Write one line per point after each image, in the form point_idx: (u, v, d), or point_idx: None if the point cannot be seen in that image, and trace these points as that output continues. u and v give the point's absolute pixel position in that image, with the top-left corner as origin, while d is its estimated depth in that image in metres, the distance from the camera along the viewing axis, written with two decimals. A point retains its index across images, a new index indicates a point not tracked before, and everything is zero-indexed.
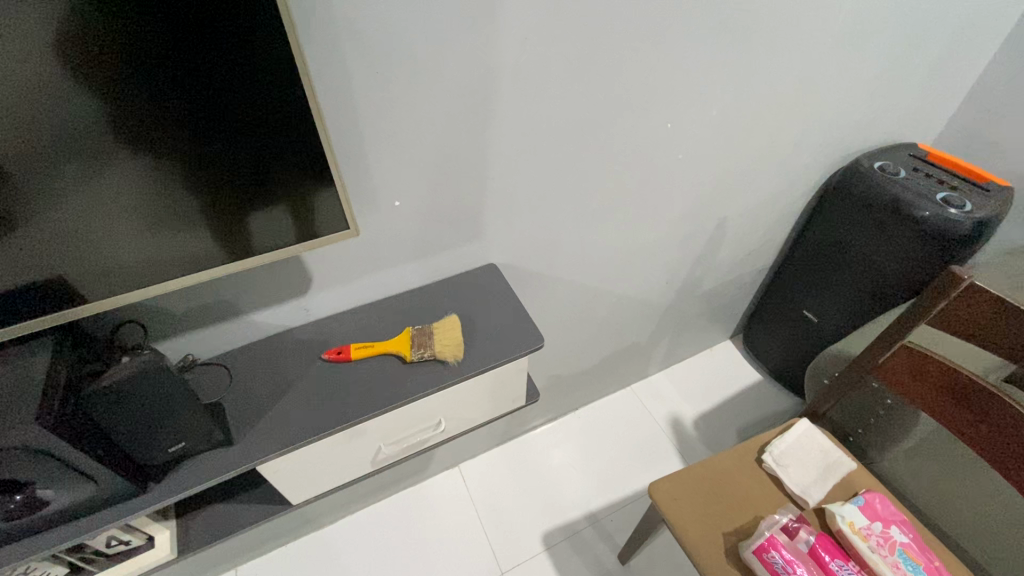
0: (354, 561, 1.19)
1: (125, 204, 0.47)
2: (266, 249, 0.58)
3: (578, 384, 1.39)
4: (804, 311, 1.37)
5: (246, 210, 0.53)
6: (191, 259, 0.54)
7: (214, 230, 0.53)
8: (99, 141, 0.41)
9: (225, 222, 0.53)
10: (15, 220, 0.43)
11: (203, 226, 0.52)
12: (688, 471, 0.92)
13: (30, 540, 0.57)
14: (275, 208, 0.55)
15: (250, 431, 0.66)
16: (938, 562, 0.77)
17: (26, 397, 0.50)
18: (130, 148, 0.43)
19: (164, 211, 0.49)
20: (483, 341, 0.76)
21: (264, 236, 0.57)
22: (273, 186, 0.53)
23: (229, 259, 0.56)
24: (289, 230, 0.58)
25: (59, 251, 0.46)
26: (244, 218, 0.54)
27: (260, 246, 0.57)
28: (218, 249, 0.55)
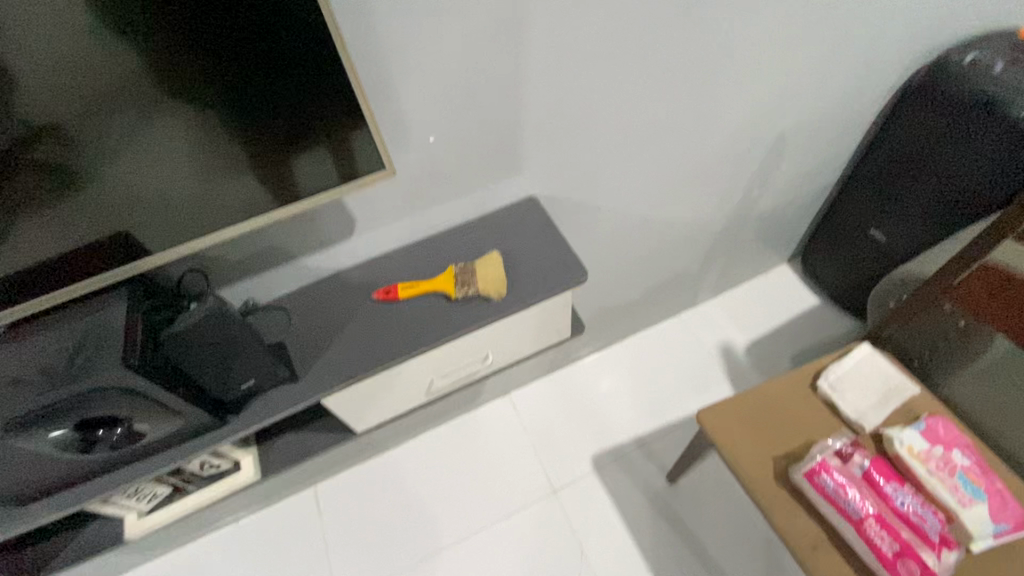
0: (419, 478, 1.30)
1: (176, 153, 0.48)
2: (311, 193, 0.58)
3: (625, 313, 1.37)
4: (871, 230, 1.27)
5: (287, 153, 0.53)
6: (244, 205, 0.55)
7: (258, 175, 0.53)
8: (140, 92, 0.42)
9: (270, 166, 0.53)
10: (78, 176, 0.45)
11: (246, 171, 0.52)
12: (737, 397, 0.90)
13: (133, 466, 0.65)
14: (316, 147, 0.54)
15: (311, 368, 0.70)
16: (1001, 484, 0.76)
17: (110, 344, 0.55)
18: (170, 98, 0.44)
19: (212, 159, 0.50)
20: (526, 276, 0.76)
21: (308, 180, 0.57)
22: (310, 127, 0.52)
23: (276, 204, 0.57)
24: (332, 172, 0.57)
25: (124, 202, 0.49)
26: (287, 161, 0.54)
27: (306, 191, 0.57)
28: (266, 194, 0.55)
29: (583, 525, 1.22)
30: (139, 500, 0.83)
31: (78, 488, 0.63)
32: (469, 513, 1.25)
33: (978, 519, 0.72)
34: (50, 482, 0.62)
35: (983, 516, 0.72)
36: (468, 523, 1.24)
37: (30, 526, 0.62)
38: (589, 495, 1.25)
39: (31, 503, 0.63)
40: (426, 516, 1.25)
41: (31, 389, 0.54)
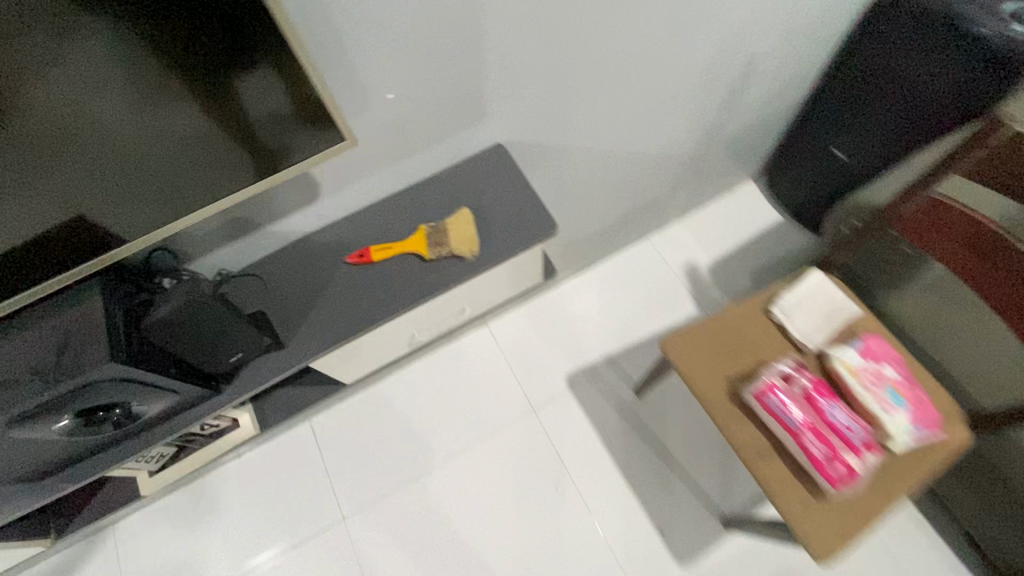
0: (407, 405, 1.39)
1: (109, 83, 0.46)
2: (258, 114, 0.56)
3: (596, 241, 1.40)
4: (831, 148, 1.27)
5: (228, 75, 0.51)
6: (191, 130, 0.54)
7: (200, 104, 0.52)
8: (56, 18, 0.39)
9: (212, 90, 0.51)
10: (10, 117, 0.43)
11: (188, 102, 0.51)
12: (699, 325, 0.97)
13: (138, 437, 0.69)
14: (257, 71, 0.52)
15: (295, 334, 0.73)
16: (922, 392, 0.87)
17: (93, 341, 0.56)
18: (90, 22, 0.41)
19: (148, 85, 0.48)
20: (497, 231, 0.77)
21: (257, 104, 0.55)
22: (247, 47, 0.49)
23: (224, 128, 0.55)
24: (278, 89, 0.55)
25: (64, 139, 0.47)
26: (229, 84, 0.52)
27: (254, 113, 0.56)
28: (211, 117, 0.54)
29: (560, 436, 1.35)
30: (148, 463, 0.87)
31: (90, 461, 0.68)
32: (456, 434, 1.36)
33: (899, 424, 0.83)
34: (63, 458, 0.66)
35: (905, 422, 0.83)
36: (456, 443, 1.35)
37: (51, 498, 0.67)
38: (565, 411, 1.37)
39: (46, 478, 0.67)
40: (417, 440, 1.36)
41: (24, 389, 0.56)
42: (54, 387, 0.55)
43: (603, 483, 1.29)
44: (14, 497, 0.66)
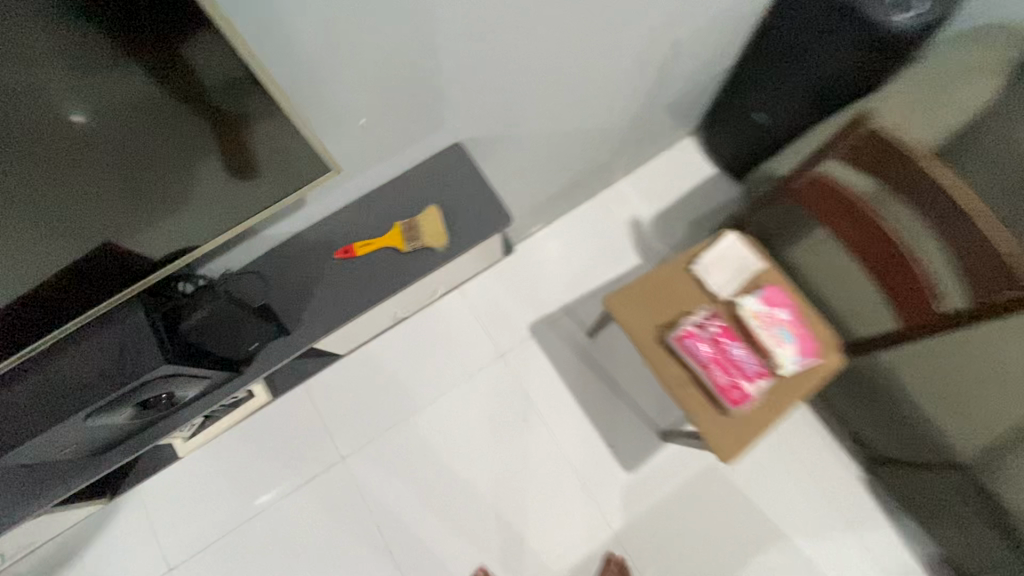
0: (390, 360, 1.57)
1: (46, 59, 0.45)
2: (211, 80, 0.56)
3: (549, 204, 1.54)
4: (752, 113, 1.43)
5: (172, 42, 0.50)
6: (139, 99, 0.53)
7: (148, 72, 0.51)
8: None
9: (157, 59, 0.51)
10: None
11: (136, 72, 0.50)
12: (634, 284, 1.16)
13: (181, 412, 0.86)
14: (203, 35, 0.51)
15: (299, 321, 0.87)
16: (807, 329, 1.10)
17: (146, 347, 0.72)
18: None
19: (88, 58, 0.47)
20: (461, 222, 0.91)
21: (208, 69, 0.54)
22: (189, 15, 0.49)
23: (174, 97, 0.55)
24: (228, 54, 0.54)
25: (11, 123, 0.47)
26: (174, 52, 0.51)
27: (206, 79, 0.55)
28: (160, 87, 0.53)
29: (525, 377, 1.56)
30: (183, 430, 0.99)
31: (146, 433, 0.85)
32: (435, 381, 1.56)
33: (786, 356, 1.06)
34: (125, 433, 0.83)
35: (790, 353, 1.06)
36: (435, 389, 1.55)
37: (123, 460, 0.86)
38: (529, 356, 1.58)
39: (114, 447, 0.85)
40: (401, 390, 1.55)
41: (97, 388, 0.72)
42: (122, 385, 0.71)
43: (563, 413, 1.53)
44: (90, 466, 0.85)
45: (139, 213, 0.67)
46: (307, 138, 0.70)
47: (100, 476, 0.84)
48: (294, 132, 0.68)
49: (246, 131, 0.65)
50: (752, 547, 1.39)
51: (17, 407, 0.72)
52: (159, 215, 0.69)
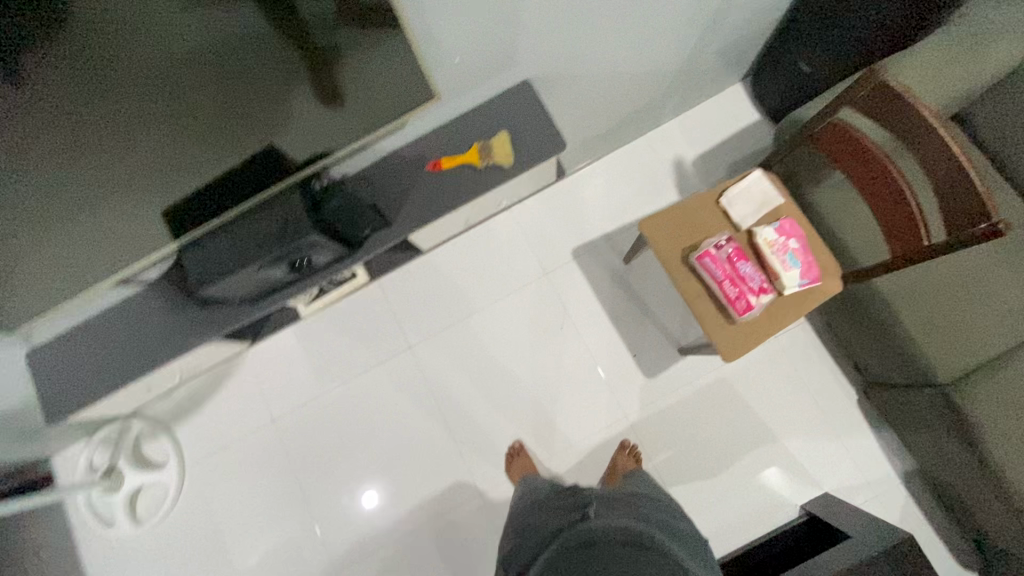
0: (451, 271, 1.85)
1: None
2: (309, 16, 0.74)
3: (599, 141, 1.72)
4: (800, 63, 1.54)
5: None
6: (253, 30, 0.72)
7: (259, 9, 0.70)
8: None
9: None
10: (128, 20, 0.63)
11: (251, 11, 0.69)
12: (667, 212, 1.36)
13: (311, 279, 1.15)
14: None
15: (398, 216, 1.14)
16: (813, 257, 1.27)
17: (300, 220, 1.00)
18: None
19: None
20: (526, 146, 1.13)
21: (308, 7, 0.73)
22: None
23: (278, 29, 0.73)
24: None
25: (165, 41, 0.68)
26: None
27: (306, 16, 0.74)
28: (267, 20, 0.72)
29: (566, 294, 1.81)
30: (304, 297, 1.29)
31: (286, 292, 1.15)
32: (489, 290, 1.83)
33: (792, 278, 1.25)
34: (271, 289, 1.13)
35: (795, 275, 1.25)
36: (488, 297, 1.83)
37: (265, 311, 1.16)
38: (570, 275, 1.82)
39: (261, 301, 1.15)
40: (459, 296, 1.84)
41: (266, 248, 0.99)
42: (283, 246, 0.99)
43: (596, 325, 1.79)
44: (240, 314, 1.15)
45: (255, 125, 0.87)
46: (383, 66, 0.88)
47: (252, 319, 1.15)
48: (376, 62, 0.87)
49: (338, 62, 0.84)
50: (746, 443, 1.66)
51: (210, 258, 1.03)
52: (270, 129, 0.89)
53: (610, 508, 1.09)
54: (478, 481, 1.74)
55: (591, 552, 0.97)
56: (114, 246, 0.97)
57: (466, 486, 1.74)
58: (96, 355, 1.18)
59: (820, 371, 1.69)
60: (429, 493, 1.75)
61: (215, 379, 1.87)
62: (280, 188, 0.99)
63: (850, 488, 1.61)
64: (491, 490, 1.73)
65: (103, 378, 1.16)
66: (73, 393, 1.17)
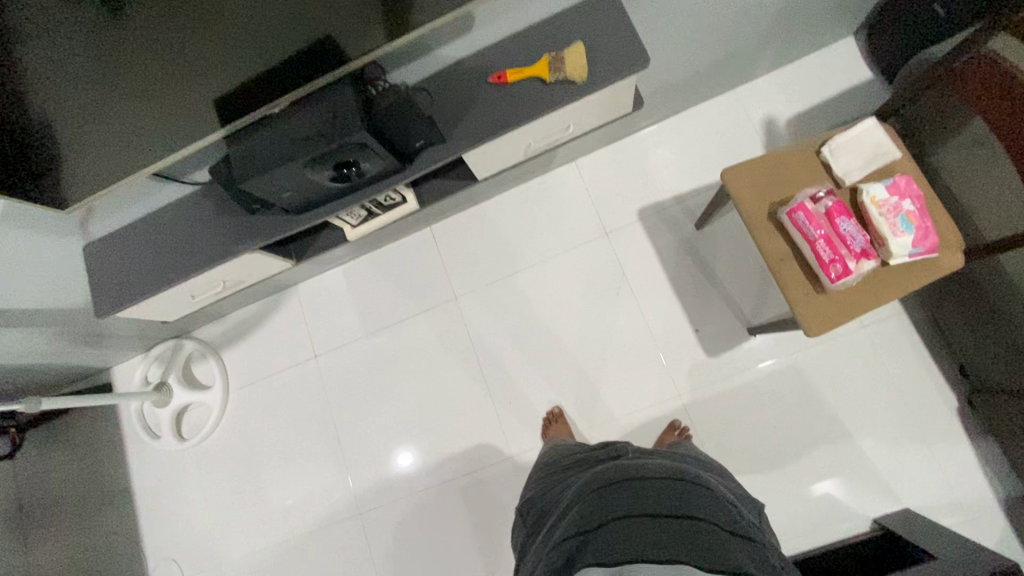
0: (505, 222, 1.76)
1: None
2: None
3: (681, 89, 1.56)
4: (935, 3, 1.31)
5: None
6: None
7: None
8: None
9: None
10: None
11: None
12: (756, 160, 1.19)
13: (360, 191, 1.10)
14: None
15: (455, 131, 1.05)
16: (931, 223, 1.07)
17: (350, 119, 0.94)
18: None
19: None
20: (601, 62, 1.01)
21: None
22: None
23: None
24: None
25: None
26: None
27: None
28: None
29: (625, 256, 1.67)
30: (352, 219, 1.25)
31: (334, 203, 1.11)
32: (542, 245, 1.72)
33: (902, 245, 1.05)
34: (319, 198, 1.09)
35: (907, 242, 1.05)
36: (542, 253, 1.72)
37: (312, 221, 1.12)
38: (633, 236, 1.68)
39: (309, 211, 1.12)
40: (511, 249, 1.74)
41: (313, 146, 0.95)
42: (330, 144, 0.94)
43: (655, 293, 1.64)
44: (288, 224, 1.13)
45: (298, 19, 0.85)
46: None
47: (298, 229, 1.12)
48: None
49: None
50: (814, 440, 1.47)
51: (258, 153, 0.99)
52: (314, 26, 0.86)
53: (649, 453, 1.00)
54: (511, 442, 1.65)
55: (635, 483, 0.87)
56: (164, 128, 0.96)
57: (498, 447, 1.65)
58: (152, 255, 1.19)
59: (914, 369, 1.47)
60: (459, 449, 1.68)
61: (263, 310, 1.88)
62: (327, 82, 0.93)
63: (937, 506, 1.39)
64: (523, 454, 1.64)
65: (155, 278, 1.17)
66: (126, 290, 1.18)
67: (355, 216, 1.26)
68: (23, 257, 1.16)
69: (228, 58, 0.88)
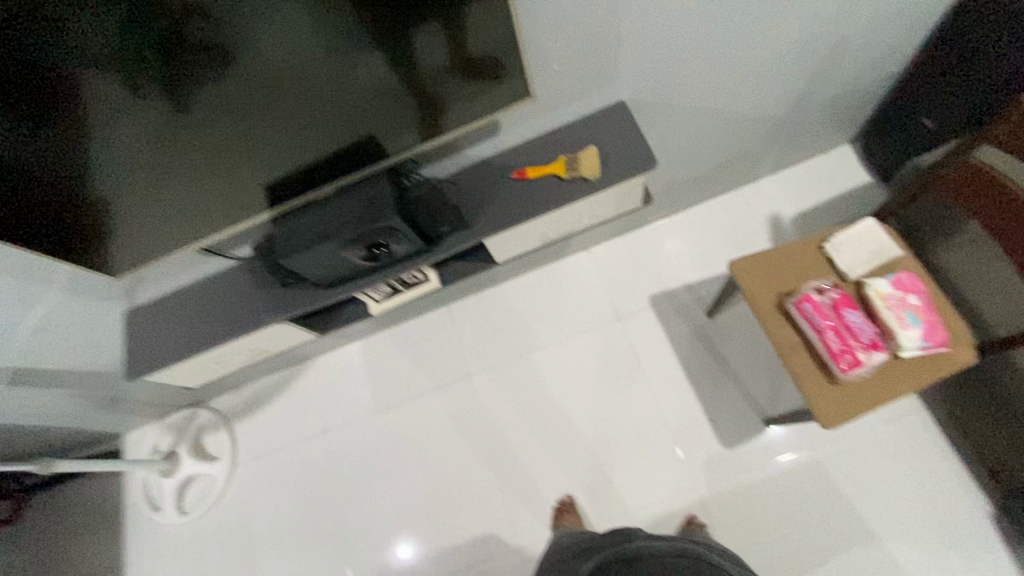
0: (520, 304, 1.82)
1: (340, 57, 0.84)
2: (426, 63, 0.89)
3: (689, 187, 1.67)
4: (923, 118, 1.43)
5: (406, 41, 0.84)
6: (378, 82, 0.90)
7: (387, 66, 0.88)
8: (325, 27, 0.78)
9: (396, 55, 0.86)
10: (293, 72, 0.84)
11: (382, 68, 0.88)
12: (761, 254, 1.25)
13: (386, 270, 1.18)
14: (425, 37, 0.84)
15: (478, 219, 1.15)
16: (937, 318, 1.10)
17: (386, 206, 1.05)
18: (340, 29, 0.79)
19: (359, 59, 0.85)
20: (613, 163, 1.12)
21: (427, 60, 0.89)
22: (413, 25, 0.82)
23: (397, 78, 0.91)
24: (440, 47, 0.87)
25: (314, 86, 0.88)
26: (409, 47, 0.85)
27: (424, 65, 0.89)
28: (392, 77, 0.90)
29: (638, 341, 1.70)
30: (377, 295, 1.32)
31: (361, 280, 1.19)
32: (557, 328, 1.76)
33: (910, 338, 1.07)
34: (349, 275, 1.17)
35: (914, 335, 1.07)
36: (556, 335, 1.76)
37: (339, 296, 1.20)
38: (645, 322, 1.71)
39: (338, 287, 1.20)
40: (526, 331, 1.78)
41: (349, 227, 1.05)
42: (366, 227, 1.03)
43: (668, 380, 1.64)
44: (316, 297, 1.20)
45: (342, 114, 0.95)
46: (470, 78, 0.95)
47: (325, 303, 1.19)
48: (477, 102, 1.00)
49: (444, 104, 0.99)
50: (840, 544, 1.39)
51: (299, 232, 1.09)
52: (360, 128, 0.99)
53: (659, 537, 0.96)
54: (519, 533, 1.58)
55: None
56: (219, 208, 1.07)
57: (506, 538, 1.59)
58: (187, 323, 1.27)
59: (940, 469, 1.41)
60: (465, 537, 1.61)
61: (279, 382, 1.91)
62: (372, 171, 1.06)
63: None
64: (532, 547, 1.56)
65: (188, 344, 1.23)
66: (158, 356, 1.24)
67: (380, 292, 1.33)
68: (68, 321, 1.24)
69: (272, 141, 0.96)
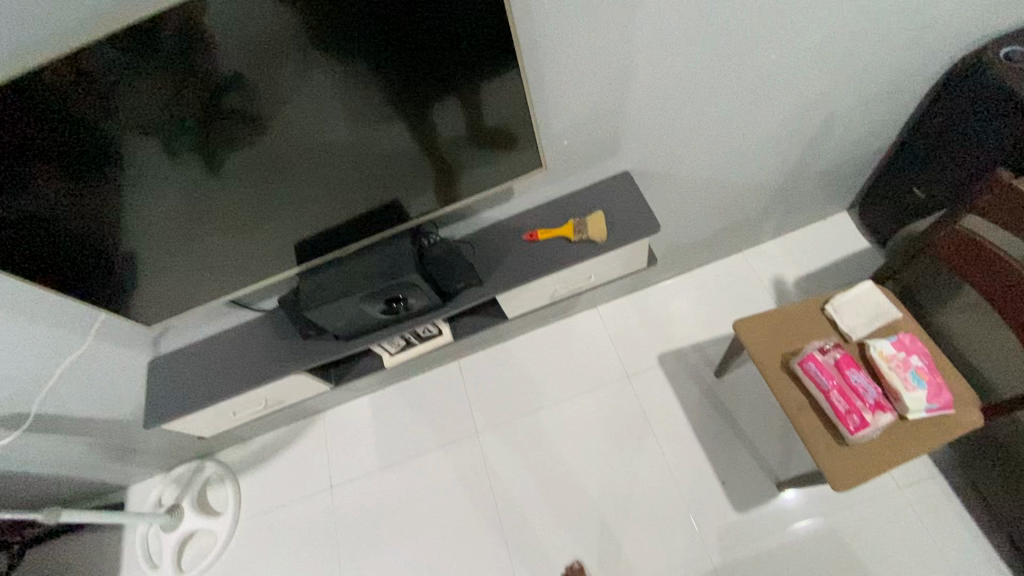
0: (529, 361, 1.85)
1: (366, 131, 0.93)
2: (446, 134, 0.99)
3: (692, 250, 1.74)
4: (913, 188, 1.51)
5: (426, 117, 0.94)
6: (400, 151, 1.00)
7: (408, 138, 0.97)
8: (355, 104, 0.88)
9: (417, 128, 0.96)
10: (323, 143, 0.93)
11: (404, 139, 0.97)
12: (764, 314, 1.29)
13: (402, 324, 1.23)
14: (444, 113, 0.94)
15: (491, 276, 1.21)
16: (941, 379, 1.11)
17: (406, 263, 1.12)
18: (368, 106, 0.89)
19: (383, 132, 0.95)
20: (619, 226, 1.20)
21: (446, 132, 0.98)
22: (434, 102, 0.92)
23: (418, 148, 1.00)
24: (459, 120, 0.97)
25: (341, 155, 0.97)
26: (429, 121, 0.95)
27: (443, 136, 0.99)
28: (412, 147, 0.99)
29: (646, 400, 1.70)
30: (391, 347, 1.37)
31: (377, 333, 1.24)
32: (565, 385, 1.78)
33: (916, 399, 1.08)
34: (366, 328, 1.23)
35: (920, 396, 1.08)
36: (564, 392, 1.77)
37: (356, 347, 1.24)
38: (653, 380, 1.73)
39: (355, 339, 1.25)
40: (534, 387, 1.80)
41: (371, 282, 1.11)
42: (386, 282, 1.10)
43: (677, 440, 1.63)
44: (333, 349, 1.25)
45: (365, 179, 1.03)
46: (487, 148, 1.04)
47: (341, 354, 1.24)
48: (492, 170, 1.10)
49: (461, 171, 1.08)
50: None
51: (323, 286, 1.16)
52: (383, 191, 1.07)
53: None
54: None
55: None
56: (250, 262, 1.15)
57: None
58: (208, 371, 1.31)
59: (962, 540, 1.36)
60: None
61: (288, 436, 1.92)
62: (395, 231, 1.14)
63: None
64: None
65: (208, 392, 1.27)
66: (178, 403, 1.28)
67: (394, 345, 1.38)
68: (96, 368, 1.30)
69: (298, 201, 1.04)
